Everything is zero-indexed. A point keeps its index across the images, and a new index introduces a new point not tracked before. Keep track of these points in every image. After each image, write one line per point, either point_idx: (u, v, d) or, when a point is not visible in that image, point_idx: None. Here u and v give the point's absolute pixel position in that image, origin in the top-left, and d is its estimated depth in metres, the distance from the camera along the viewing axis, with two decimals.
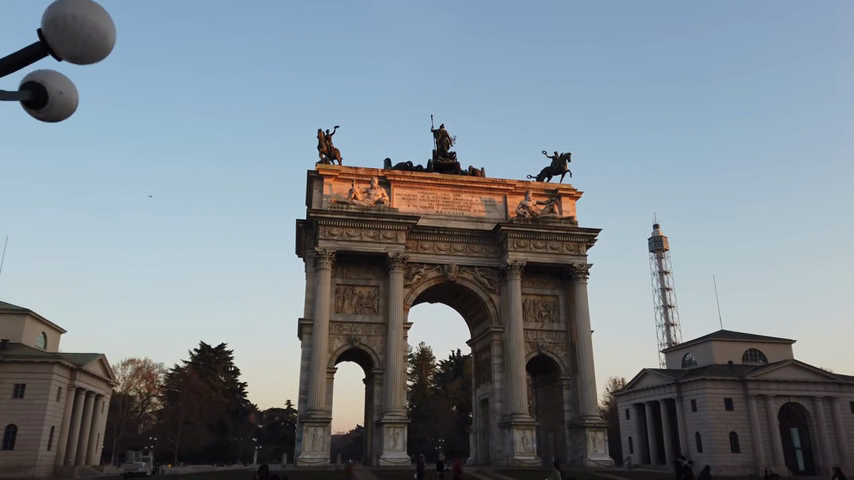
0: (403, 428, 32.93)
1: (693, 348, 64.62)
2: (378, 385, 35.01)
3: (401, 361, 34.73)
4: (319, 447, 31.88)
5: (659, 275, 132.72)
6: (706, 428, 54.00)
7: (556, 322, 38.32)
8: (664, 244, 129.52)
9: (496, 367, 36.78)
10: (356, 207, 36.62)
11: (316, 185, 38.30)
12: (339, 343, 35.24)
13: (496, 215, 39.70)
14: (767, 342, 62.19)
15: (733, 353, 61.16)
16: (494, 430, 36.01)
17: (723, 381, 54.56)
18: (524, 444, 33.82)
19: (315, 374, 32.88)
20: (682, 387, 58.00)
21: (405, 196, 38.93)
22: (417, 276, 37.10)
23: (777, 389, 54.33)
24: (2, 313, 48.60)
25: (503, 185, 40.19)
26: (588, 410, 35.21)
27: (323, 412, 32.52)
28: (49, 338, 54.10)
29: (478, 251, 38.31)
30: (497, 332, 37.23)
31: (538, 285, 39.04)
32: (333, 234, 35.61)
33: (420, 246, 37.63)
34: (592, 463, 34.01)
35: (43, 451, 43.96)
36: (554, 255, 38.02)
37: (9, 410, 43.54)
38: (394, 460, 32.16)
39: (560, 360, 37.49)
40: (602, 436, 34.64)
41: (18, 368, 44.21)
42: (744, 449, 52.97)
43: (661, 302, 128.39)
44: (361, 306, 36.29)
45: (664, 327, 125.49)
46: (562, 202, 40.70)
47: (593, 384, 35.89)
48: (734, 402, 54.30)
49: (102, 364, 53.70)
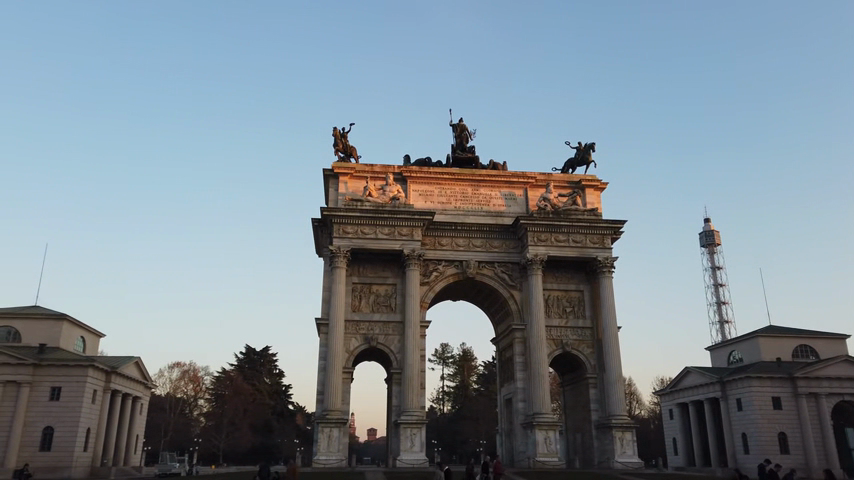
0: (421, 429, 32.11)
1: (739, 345, 61.59)
2: (396, 385, 34.30)
3: (418, 360, 33.87)
4: (335, 448, 31.34)
5: (710, 271, 128.12)
6: (752, 428, 51.34)
7: (581, 318, 36.86)
8: (716, 239, 124.73)
9: (517, 365, 35.64)
10: (371, 204, 36.04)
11: (332, 184, 37.90)
12: (356, 342, 34.69)
13: (517, 209, 38.48)
14: (820, 337, 58.57)
15: (782, 350, 58.05)
16: (517, 430, 34.83)
17: (770, 379, 51.74)
18: (547, 445, 32.60)
19: (331, 374, 32.35)
20: (726, 386, 55.30)
21: (422, 192, 38.16)
22: (435, 273, 36.26)
23: (829, 387, 51.08)
24: (41, 318, 50.12)
25: (524, 178, 38.97)
26: (615, 410, 33.61)
27: (339, 412, 31.98)
28: (88, 342, 55.69)
29: (498, 246, 37.23)
30: (518, 330, 36.07)
31: (561, 280, 37.65)
32: (347, 233, 35.12)
33: (438, 242, 36.82)
34: (620, 465, 32.34)
35: (80, 452, 45.14)
36: (578, 248, 36.52)
37: (47, 412, 44.77)
38: (410, 461, 31.33)
39: (585, 358, 35.99)
40: (630, 436, 32.98)
41: (54, 372, 45.42)
42: (795, 451, 50.12)
43: (714, 298, 123.93)
44: (378, 305, 35.71)
45: (718, 324, 120.88)
46: (586, 193, 39.17)
47: (620, 382, 34.27)
48: (783, 401, 51.42)
49: (138, 367, 54.89)
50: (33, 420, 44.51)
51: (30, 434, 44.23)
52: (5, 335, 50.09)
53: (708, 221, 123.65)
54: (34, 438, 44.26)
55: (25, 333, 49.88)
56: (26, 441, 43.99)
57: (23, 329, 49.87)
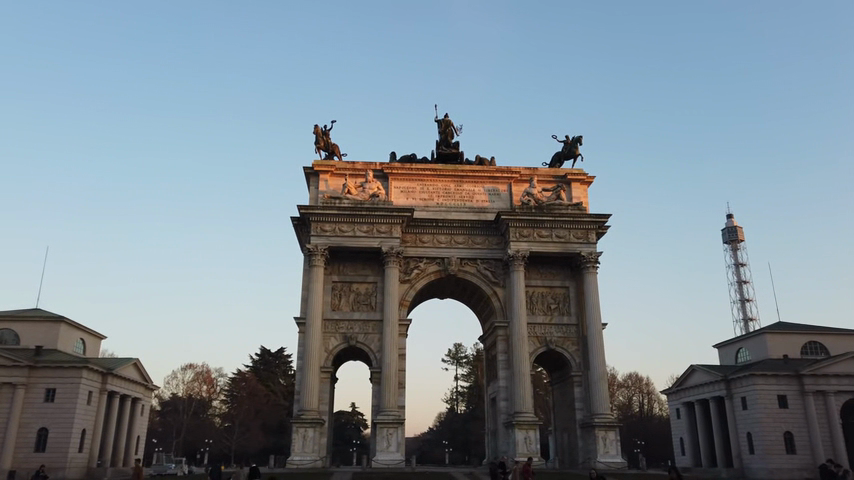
0: (398, 429, 31.59)
1: (746, 342, 60.00)
2: (375, 384, 33.83)
3: (396, 359, 33.29)
4: (310, 448, 30.87)
5: (733, 268, 125.98)
6: (757, 428, 49.86)
7: (566, 315, 36.06)
8: (739, 235, 121.95)
9: (500, 364, 34.95)
10: (350, 201, 35.67)
11: (313, 182, 37.62)
12: (336, 341, 34.32)
13: (500, 205, 37.83)
14: (831, 334, 56.68)
15: (791, 347, 56.37)
16: (500, 430, 34.11)
17: (776, 376, 50.21)
18: (527, 445, 31.84)
19: (308, 373, 32.07)
20: (731, 384, 53.79)
21: (403, 189, 37.71)
22: (416, 271, 35.79)
23: (837, 385, 49.44)
24: (39, 320, 50.69)
25: (507, 173, 38.24)
26: (599, 409, 32.72)
27: (315, 413, 31.59)
28: (88, 344, 56.26)
29: (481, 243, 36.60)
30: (501, 327, 35.36)
31: (546, 277, 36.89)
32: (325, 231, 34.80)
33: (419, 239, 36.36)
34: (603, 466, 31.40)
35: (75, 453, 45.39)
36: (561, 243, 35.74)
37: (42, 413, 45.21)
38: (386, 462, 30.84)
39: (571, 355, 35.14)
40: (613, 436, 32.07)
41: (49, 373, 45.85)
42: (802, 451, 48.57)
43: (737, 296, 121.63)
44: (359, 303, 35.32)
45: (741, 321, 118.86)
46: (571, 188, 38.36)
47: (603, 381, 33.38)
48: (789, 400, 49.85)
49: (137, 369, 55.31)
50: (29, 421, 44.99)
51: (26, 435, 44.69)
52: (6, 337, 50.87)
53: (731, 217, 121.17)
54: (29, 440, 44.69)
55: (26, 336, 50.54)
56: (20, 442, 44.43)
57: (23, 331, 50.58)
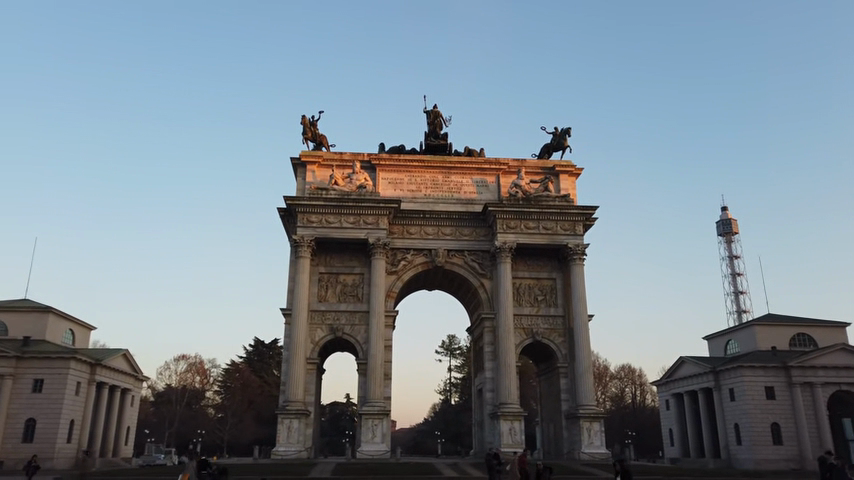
0: (383, 419, 31.63)
1: (736, 334, 60.26)
2: (361, 375, 33.85)
3: (382, 350, 33.28)
4: (295, 439, 30.86)
5: (727, 260, 126.42)
6: (744, 419, 50.16)
7: (553, 306, 36.09)
8: (734, 227, 122.18)
9: (486, 355, 35.00)
10: (337, 192, 35.54)
11: (300, 172, 37.46)
12: (322, 332, 34.30)
13: (488, 196, 37.77)
14: (821, 326, 56.91)
15: (779, 339, 56.66)
16: (486, 421, 34.20)
17: (764, 368, 50.46)
18: (512, 436, 31.96)
19: (293, 364, 32.04)
20: (719, 376, 54.05)
21: (391, 180, 37.59)
22: (403, 262, 35.73)
23: (825, 376, 49.73)
24: (27, 311, 50.53)
25: (495, 164, 38.15)
26: (584, 400, 32.82)
27: (300, 404, 31.58)
28: (77, 335, 56.18)
29: (468, 234, 36.56)
30: (488, 319, 35.37)
31: (533, 269, 36.88)
32: (312, 222, 34.68)
33: (406, 231, 36.26)
34: (587, 457, 31.57)
35: (63, 444, 45.35)
36: (548, 235, 35.70)
37: (29, 404, 45.13)
38: (370, 453, 30.89)
39: (557, 347, 35.21)
40: (598, 427, 32.20)
41: (36, 364, 45.75)
42: (788, 442, 48.83)
43: (731, 288, 122.12)
44: (345, 295, 35.27)
45: (734, 312, 119.41)
46: (559, 179, 38.32)
47: (588, 372, 33.47)
48: (776, 391, 50.09)
49: (127, 360, 55.25)
50: (16, 411, 44.90)
51: (13, 425, 44.60)
52: None
53: (726, 209, 121.36)
54: (17, 430, 44.61)
55: (13, 327, 50.41)
56: (8, 433, 44.36)
57: (10, 322, 50.41)
